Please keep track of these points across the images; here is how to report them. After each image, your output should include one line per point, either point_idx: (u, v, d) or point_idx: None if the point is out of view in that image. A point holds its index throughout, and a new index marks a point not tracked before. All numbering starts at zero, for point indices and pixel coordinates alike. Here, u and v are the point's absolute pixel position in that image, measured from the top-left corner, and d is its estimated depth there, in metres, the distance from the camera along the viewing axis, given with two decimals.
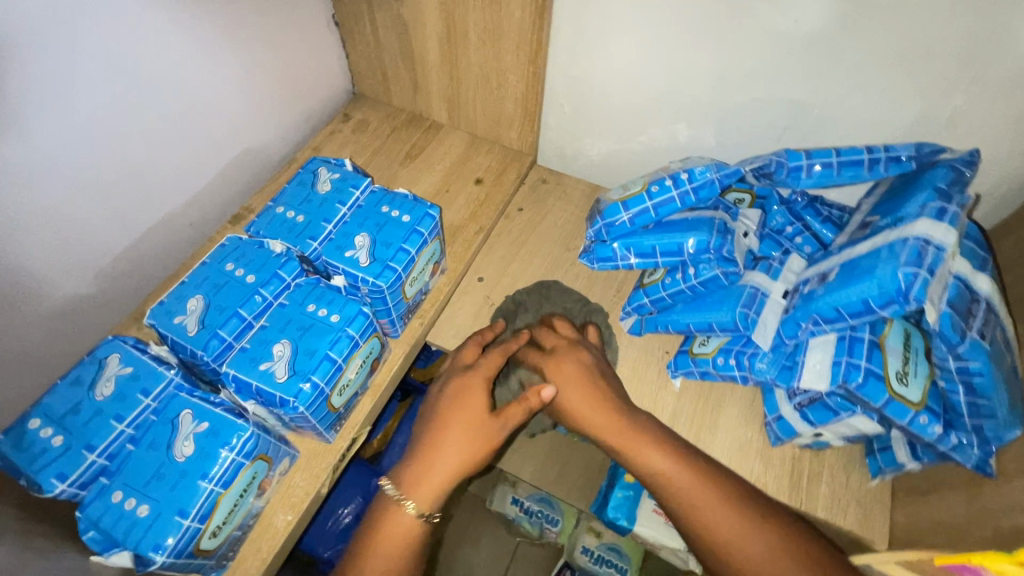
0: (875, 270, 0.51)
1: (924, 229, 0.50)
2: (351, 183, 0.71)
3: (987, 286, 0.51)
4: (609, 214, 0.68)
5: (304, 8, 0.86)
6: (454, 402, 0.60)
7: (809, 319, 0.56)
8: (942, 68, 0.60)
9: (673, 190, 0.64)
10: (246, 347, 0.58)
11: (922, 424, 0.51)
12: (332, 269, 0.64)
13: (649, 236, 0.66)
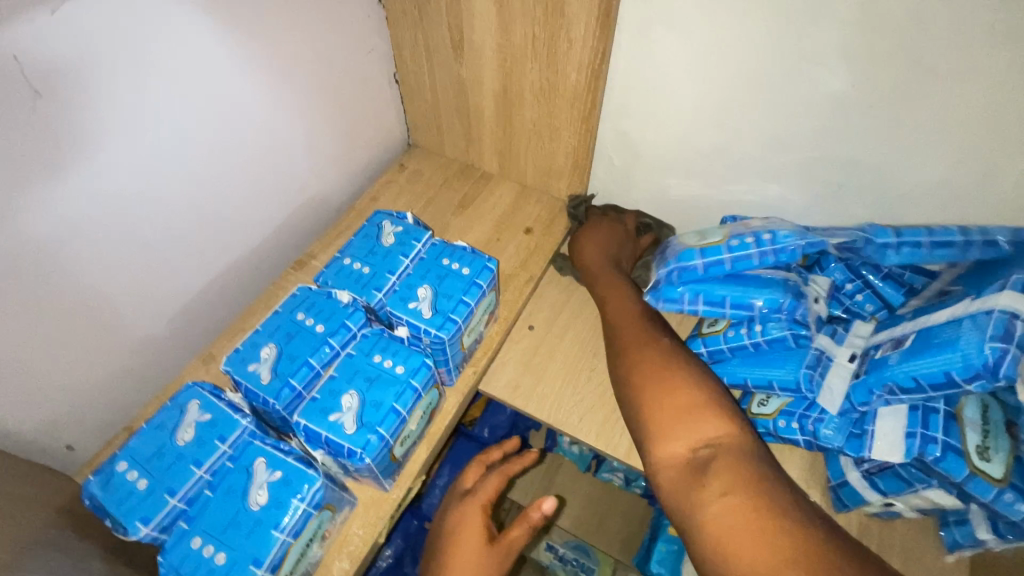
0: (958, 340, 0.50)
1: (1013, 302, 0.48)
2: (412, 235, 0.75)
3: None
4: (683, 257, 0.67)
5: (368, 70, 0.93)
6: (454, 534, 0.60)
7: (884, 388, 0.55)
8: (1006, 131, 0.60)
9: (751, 248, 0.64)
10: (316, 396, 0.60)
11: (1009, 501, 0.50)
12: (396, 320, 0.67)
13: (721, 287, 0.65)
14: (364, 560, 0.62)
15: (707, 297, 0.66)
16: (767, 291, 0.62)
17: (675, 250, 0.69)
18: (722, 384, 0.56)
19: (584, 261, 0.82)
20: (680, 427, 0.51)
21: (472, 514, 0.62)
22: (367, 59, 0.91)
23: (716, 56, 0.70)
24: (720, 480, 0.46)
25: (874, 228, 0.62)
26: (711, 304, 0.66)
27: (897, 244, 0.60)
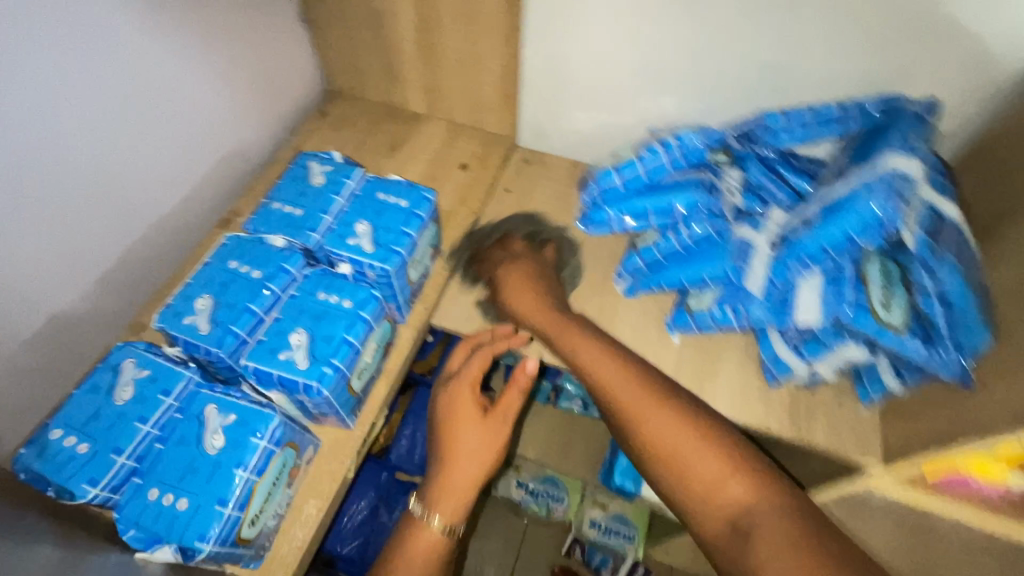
0: (853, 204, 0.56)
1: (893, 164, 0.56)
2: (344, 173, 0.72)
3: (953, 209, 0.56)
4: (604, 175, 0.72)
5: (272, 5, 0.85)
6: (448, 413, 0.63)
7: (799, 263, 0.60)
8: (897, 18, 0.63)
9: (664, 153, 0.70)
10: (262, 339, 0.58)
11: (909, 345, 0.56)
12: (336, 257, 0.65)
13: (642, 199, 0.71)
14: (335, 495, 0.62)
15: (631, 208, 0.71)
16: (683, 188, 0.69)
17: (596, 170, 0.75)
18: (722, 420, 0.54)
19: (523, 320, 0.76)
20: (716, 507, 0.49)
21: (462, 397, 0.63)
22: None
23: None
24: (772, 546, 0.44)
25: (765, 116, 0.69)
26: (637, 214, 0.71)
27: (785, 125, 0.68)
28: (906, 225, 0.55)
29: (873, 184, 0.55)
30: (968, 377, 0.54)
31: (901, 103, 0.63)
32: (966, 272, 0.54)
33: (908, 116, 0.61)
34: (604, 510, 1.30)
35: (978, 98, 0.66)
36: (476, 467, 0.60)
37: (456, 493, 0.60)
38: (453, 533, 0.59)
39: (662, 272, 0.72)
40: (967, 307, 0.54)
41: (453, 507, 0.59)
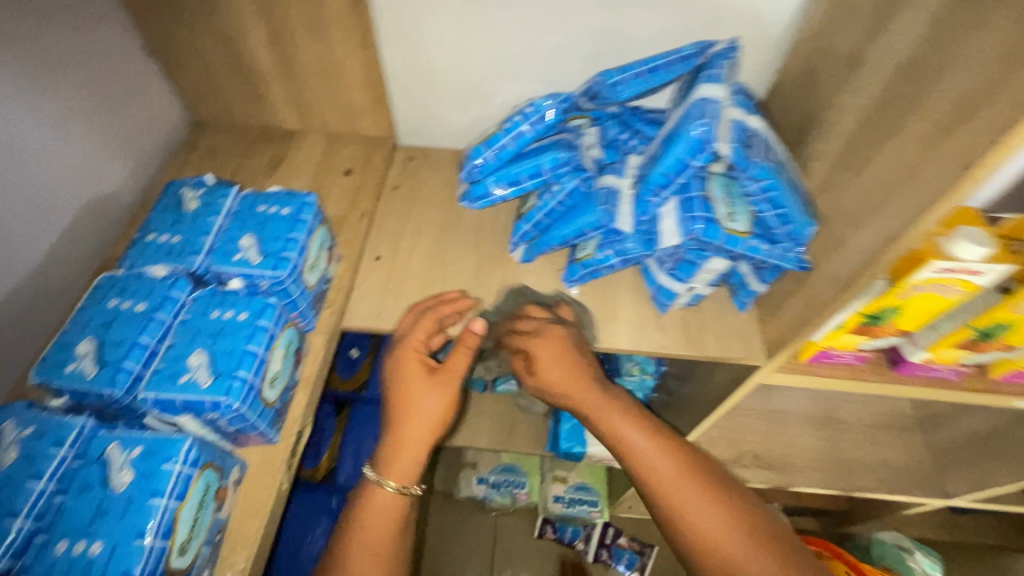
0: (680, 132, 0.62)
1: (704, 91, 0.63)
2: (220, 194, 0.71)
3: (758, 124, 0.65)
4: (476, 152, 0.77)
5: (109, 39, 0.81)
6: (393, 377, 0.66)
7: (654, 194, 0.66)
8: None
9: (524, 121, 0.75)
10: (159, 369, 0.56)
11: (753, 244, 0.66)
12: (226, 275, 0.64)
13: (514, 167, 0.78)
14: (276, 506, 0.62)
15: (508, 177, 0.78)
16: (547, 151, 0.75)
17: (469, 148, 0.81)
18: (769, 522, 0.62)
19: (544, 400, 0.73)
20: None
21: (404, 358, 0.67)
22: (101, 27, 0.79)
23: None
24: None
25: (603, 74, 0.75)
26: (513, 181, 0.78)
27: (622, 78, 0.74)
28: (722, 139, 0.61)
29: (690, 110, 0.62)
30: (807, 262, 0.66)
31: (709, 50, 0.71)
32: (776, 171, 0.63)
33: (720, 55, 0.69)
34: (565, 483, 1.45)
35: (773, 36, 0.78)
36: (428, 426, 0.64)
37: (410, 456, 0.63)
38: (409, 493, 0.63)
39: (550, 232, 0.78)
40: (785, 203, 0.63)
41: (405, 472, 0.62)
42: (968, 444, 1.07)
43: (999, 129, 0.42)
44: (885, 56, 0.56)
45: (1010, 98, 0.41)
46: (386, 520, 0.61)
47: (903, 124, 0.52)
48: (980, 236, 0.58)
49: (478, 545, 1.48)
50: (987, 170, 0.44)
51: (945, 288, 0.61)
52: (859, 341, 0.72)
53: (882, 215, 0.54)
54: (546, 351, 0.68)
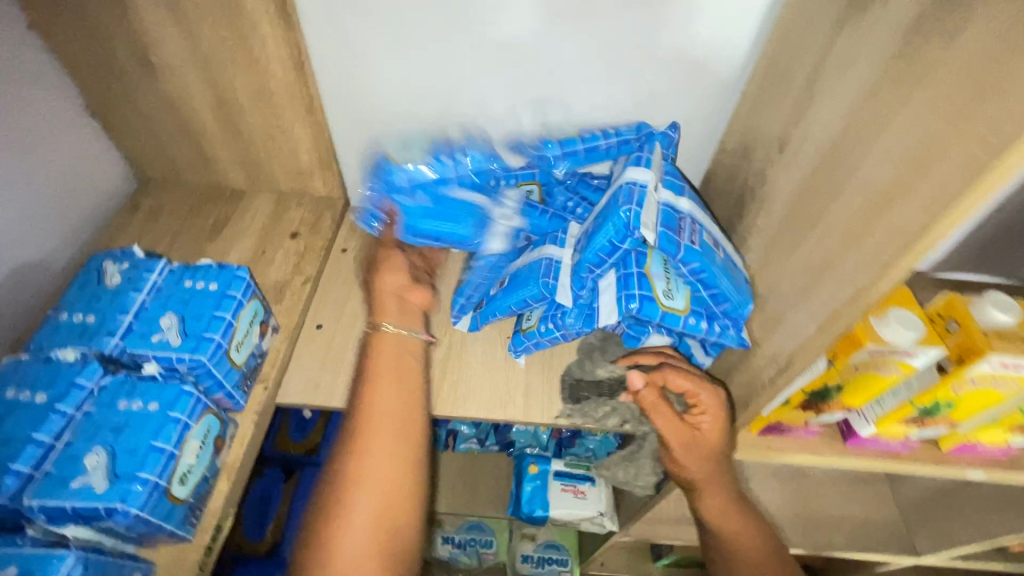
0: (608, 215, 0.63)
1: (631, 174, 0.64)
2: (145, 267, 0.67)
3: (688, 206, 0.66)
4: (389, 184, 0.75)
5: (45, 106, 0.77)
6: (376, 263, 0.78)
7: (588, 271, 0.65)
8: (633, 53, 0.74)
9: (448, 171, 0.77)
10: (51, 470, 0.52)
11: (690, 322, 0.64)
12: (141, 359, 0.60)
13: (423, 210, 0.76)
14: None
15: (414, 227, 0.76)
16: (461, 210, 0.77)
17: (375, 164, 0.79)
18: None
19: (676, 464, 0.73)
20: None
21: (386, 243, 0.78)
22: (36, 94, 0.75)
23: (400, 29, 0.75)
24: None
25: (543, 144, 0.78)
26: (414, 231, 0.77)
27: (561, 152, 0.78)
28: (648, 225, 0.61)
29: (617, 195, 0.62)
30: (747, 340, 0.65)
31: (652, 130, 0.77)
32: (707, 253, 0.63)
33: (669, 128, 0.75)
34: (534, 541, 1.40)
35: (712, 112, 0.79)
36: (398, 284, 0.75)
37: (403, 313, 0.74)
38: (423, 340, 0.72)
39: (495, 301, 0.76)
40: (719, 285, 0.63)
41: (402, 320, 0.72)
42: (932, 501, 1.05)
43: (903, 238, 0.42)
44: (802, 145, 0.57)
45: (913, 205, 0.41)
46: (401, 366, 0.69)
47: (825, 213, 0.52)
48: (911, 320, 0.58)
49: None
50: (898, 274, 0.43)
51: (884, 368, 0.60)
52: (807, 417, 0.71)
53: (808, 303, 0.54)
54: (709, 396, 0.68)
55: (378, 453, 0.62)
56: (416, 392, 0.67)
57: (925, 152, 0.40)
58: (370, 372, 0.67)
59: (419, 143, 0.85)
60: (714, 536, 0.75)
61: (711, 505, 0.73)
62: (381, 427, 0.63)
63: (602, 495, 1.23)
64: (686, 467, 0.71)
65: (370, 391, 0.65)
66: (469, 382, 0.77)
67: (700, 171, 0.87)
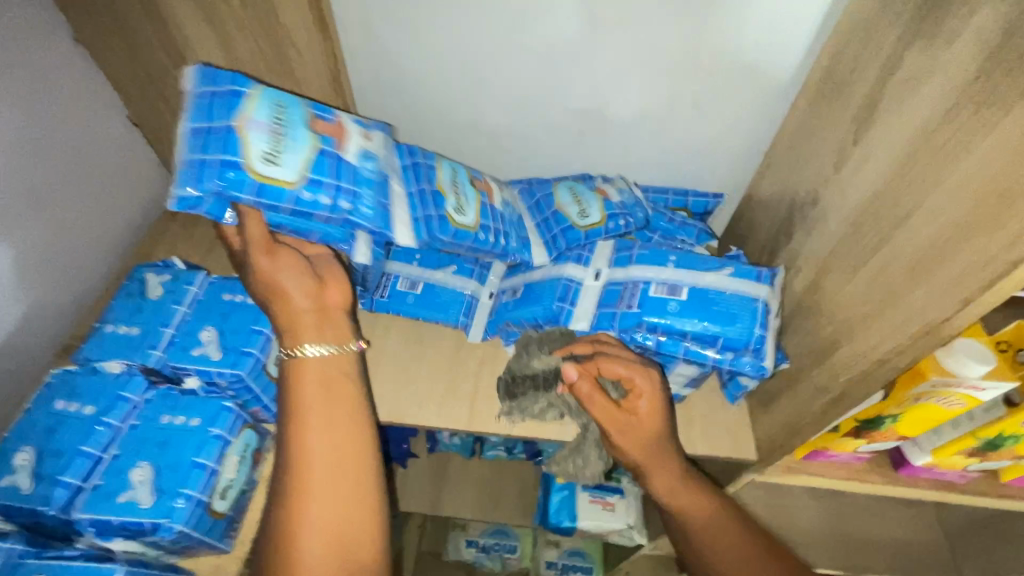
0: (543, 299, 0.73)
1: (569, 270, 0.74)
2: (186, 280, 0.69)
3: (641, 273, 0.70)
4: (231, 185, 0.57)
5: (95, 119, 0.77)
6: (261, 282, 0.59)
7: (504, 325, 0.77)
8: (679, 62, 0.71)
9: (324, 200, 0.60)
10: (100, 483, 0.53)
11: (690, 350, 0.67)
12: (183, 372, 0.61)
13: (300, 223, 0.62)
14: None
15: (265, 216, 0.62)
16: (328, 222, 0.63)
17: (223, 134, 0.58)
18: None
19: (619, 456, 0.69)
20: None
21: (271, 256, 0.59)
22: (88, 107, 0.76)
23: (438, 40, 0.74)
24: None
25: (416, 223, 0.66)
26: (269, 228, 0.62)
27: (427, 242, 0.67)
28: (585, 317, 0.72)
29: (557, 291, 0.73)
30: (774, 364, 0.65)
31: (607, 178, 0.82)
32: (674, 314, 0.67)
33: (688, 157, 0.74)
34: (558, 548, 1.40)
35: (758, 122, 0.76)
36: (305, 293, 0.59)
37: (329, 324, 0.60)
38: (353, 349, 0.60)
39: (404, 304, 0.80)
40: (683, 331, 0.67)
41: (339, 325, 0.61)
42: (980, 529, 1.00)
43: (994, 270, 0.39)
44: (864, 163, 0.54)
45: (1003, 237, 0.38)
46: (331, 394, 0.56)
47: (888, 238, 0.49)
48: (977, 350, 0.55)
49: None
50: (980, 308, 0.41)
51: (946, 400, 0.57)
52: (857, 444, 0.68)
53: (867, 333, 0.51)
54: (644, 379, 0.66)
55: (324, 499, 0.51)
56: (357, 417, 0.56)
57: (1012, 182, 0.38)
58: (294, 413, 0.54)
59: (299, 135, 0.62)
60: (679, 528, 0.67)
61: (665, 493, 0.67)
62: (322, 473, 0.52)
63: (631, 508, 1.20)
64: (627, 453, 0.67)
65: (298, 437, 0.53)
66: (502, 398, 0.76)
67: (741, 183, 0.85)
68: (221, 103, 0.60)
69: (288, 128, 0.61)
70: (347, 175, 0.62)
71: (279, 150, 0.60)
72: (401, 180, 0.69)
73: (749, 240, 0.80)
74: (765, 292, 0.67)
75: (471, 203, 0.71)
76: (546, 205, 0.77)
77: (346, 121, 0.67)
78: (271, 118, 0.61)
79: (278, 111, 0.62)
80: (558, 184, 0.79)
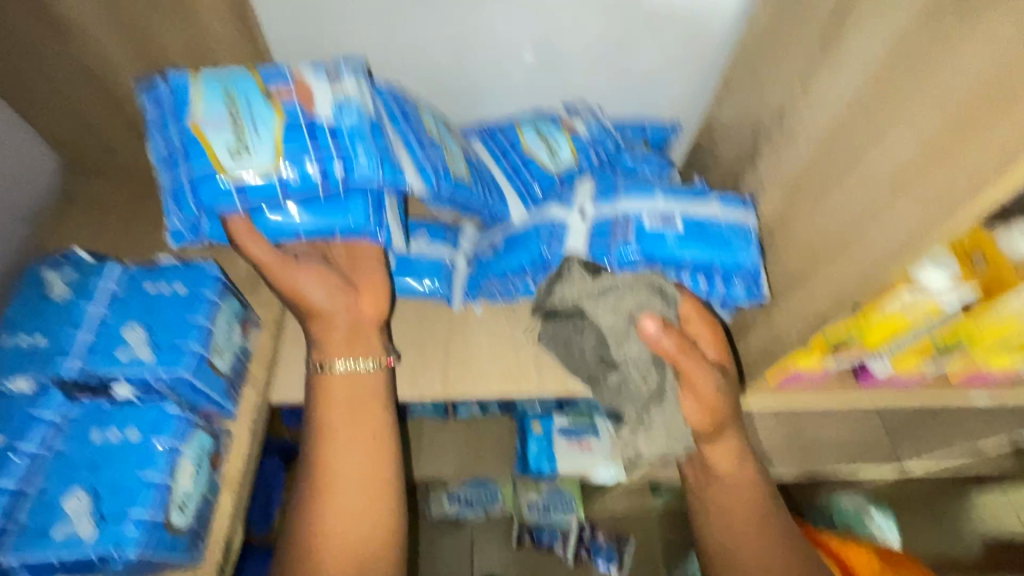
0: (529, 244, 0.67)
1: (553, 213, 0.67)
2: (94, 274, 0.59)
3: (629, 206, 0.63)
4: (216, 197, 0.56)
5: None
6: (295, 298, 0.63)
7: (489, 280, 0.73)
8: None
9: (314, 172, 0.58)
10: (27, 519, 0.46)
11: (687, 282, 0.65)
12: (111, 380, 0.53)
13: (297, 219, 0.62)
14: None
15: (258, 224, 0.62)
16: (347, 212, 0.62)
17: (186, 149, 0.57)
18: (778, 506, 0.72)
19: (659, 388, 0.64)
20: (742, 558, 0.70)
21: (298, 274, 0.63)
22: None
23: None
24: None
25: (421, 173, 0.62)
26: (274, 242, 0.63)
27: (438, 189, 0.63)
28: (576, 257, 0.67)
29: (541, 235, 0.67)
30: (762, 293, 0.62)
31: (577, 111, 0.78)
32: (677, 248, 0.62)
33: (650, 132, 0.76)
34: (538, 491, 1.42)
35: (715, 44, 0.72)
36: (331, 307, 0.64)
37: (358, 338, 0.65)
38: (385, 365, 0.66)
39: None
40: (682, 262, 0.62)
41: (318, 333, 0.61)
42: (918, 420, 1.10)
43: (982, 175, 0.38)
44: (837, 76, 0.51)
45: (991, 141, 0.37)
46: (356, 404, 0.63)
47: (865, 153, 0.48)
48: (938, 260, 0.57)
49: (452, 557, 1.49)
50: (964, 218, 0.40)
51: (911, 309, 0.59)
52: (827, 361, 0.70)
53: (845, 253, 0.51)
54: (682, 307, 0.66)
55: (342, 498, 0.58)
56: (376, 416, 0.63)
57: (1002, 81, 0.36)
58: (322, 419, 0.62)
59: (260, 115, 0.58)
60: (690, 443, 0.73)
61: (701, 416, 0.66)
62: (348, 482, 0.59)
63: (607, 445, 1.23)
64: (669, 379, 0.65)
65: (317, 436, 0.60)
66: (476, 361, 0.73)
67: (698, 111, 0.82)
68: (171, 112, 0.58)
69: (245, 110, 0.58)
70: (326, 136, 0.58)
71: (245, 144, 0.57)
72: (392, 122, 0.64)
73: (711, 170, 0.78)
74: (753, 220, 0.64)
75: (459, 157, 0.69)
76: (513, 150, 0.74)
77: (305, 73, 0.61)
78: (226, 108, 0.57)
79: (229, 97, 0.58)
80: (522, 124, 0.76)
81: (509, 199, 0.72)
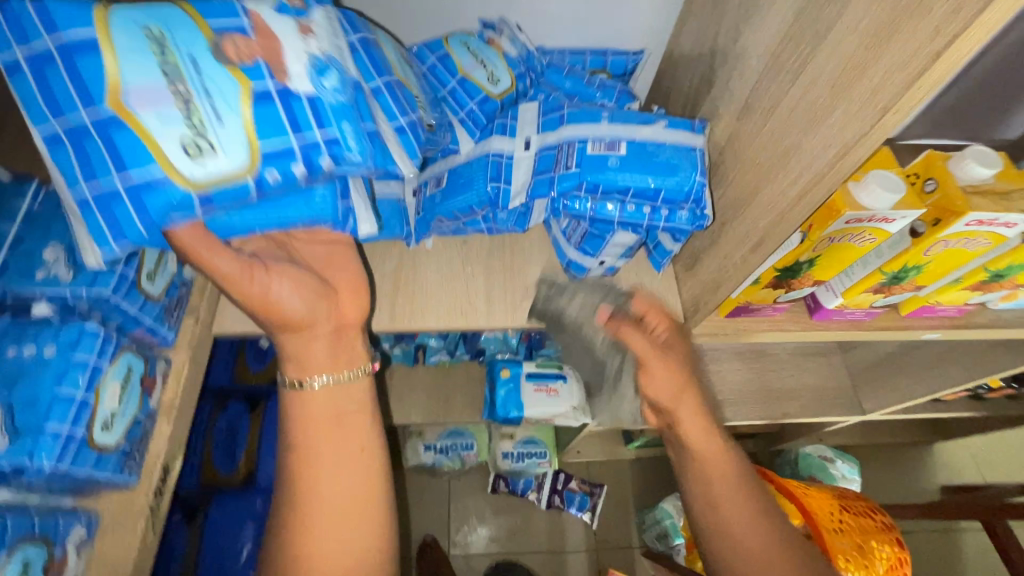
0: (473, 182, 0.65)
1: (498, 145, 0.65)
2: (13, 193, 0.56)
3: (571, 133, 0.63)
4: (169, 209, 0.46)
5: None
6: (270, 314, 0.56)
7: (438, 220, 0.70)
8: None
9: (297, 171, 0.50)
10: None
11: (631, 213, 0.63)
12: (31, 299, 0.52)
13: (255, 216, 0.54)
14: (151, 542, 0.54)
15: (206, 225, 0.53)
16: (315, 203, 0.56)
17: (111, 143, 0.44)
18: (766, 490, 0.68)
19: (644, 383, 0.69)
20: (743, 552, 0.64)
21: (271, 280, 0.55)
22: None
23: None
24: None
25: (408, 153, 0.59)
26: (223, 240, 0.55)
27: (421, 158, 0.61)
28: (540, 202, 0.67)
29: (486, 170, 0.65)
30: (707, 218, 0.61)
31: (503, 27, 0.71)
32: (620, 176, 0.60)
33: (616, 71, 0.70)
34: (513, 439, 1.45)
35: None
36: (309, 317, 0.57)
37: (340, 348, 0.60)
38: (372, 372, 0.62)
39: None
40: (623, 189, 0.61)
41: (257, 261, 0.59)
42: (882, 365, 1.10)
43: (914, 66, 0.35)
44: None
45: (924, 28, 0.35)
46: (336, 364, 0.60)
47: (809, 58, 0.45)
48: (890, 181, 0.55)
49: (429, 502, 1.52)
50: (896, 116, 0.38)
51: (858, 236, 0.58)
52: (777, 295, 0.69)
53: (786, 170, 0.49)
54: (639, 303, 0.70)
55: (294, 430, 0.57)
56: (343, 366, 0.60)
57: None
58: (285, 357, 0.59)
59: (218, 89, 0.47)
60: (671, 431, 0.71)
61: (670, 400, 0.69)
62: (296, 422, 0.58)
63: (575, 391, 1.24)
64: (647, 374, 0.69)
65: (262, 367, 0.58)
66: (427, 294, 0.72)
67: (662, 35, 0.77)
68: (68, 77, 0.44)
69: (195, 81, 0.46)
70: (309, 121, 0.50)
71: (203, 134, 0.46)
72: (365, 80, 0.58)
73: (672, 99, 0.75)
74: (702, 142, 0.62)
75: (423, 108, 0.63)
76: (447, 75, 0.68)
77: (268, 23, 0.51)
78: (165, 77, 0.45)
79: (164, 57, 0.46)
80: (449, 40, 0.69)
81: (454, 130, 0.68)
